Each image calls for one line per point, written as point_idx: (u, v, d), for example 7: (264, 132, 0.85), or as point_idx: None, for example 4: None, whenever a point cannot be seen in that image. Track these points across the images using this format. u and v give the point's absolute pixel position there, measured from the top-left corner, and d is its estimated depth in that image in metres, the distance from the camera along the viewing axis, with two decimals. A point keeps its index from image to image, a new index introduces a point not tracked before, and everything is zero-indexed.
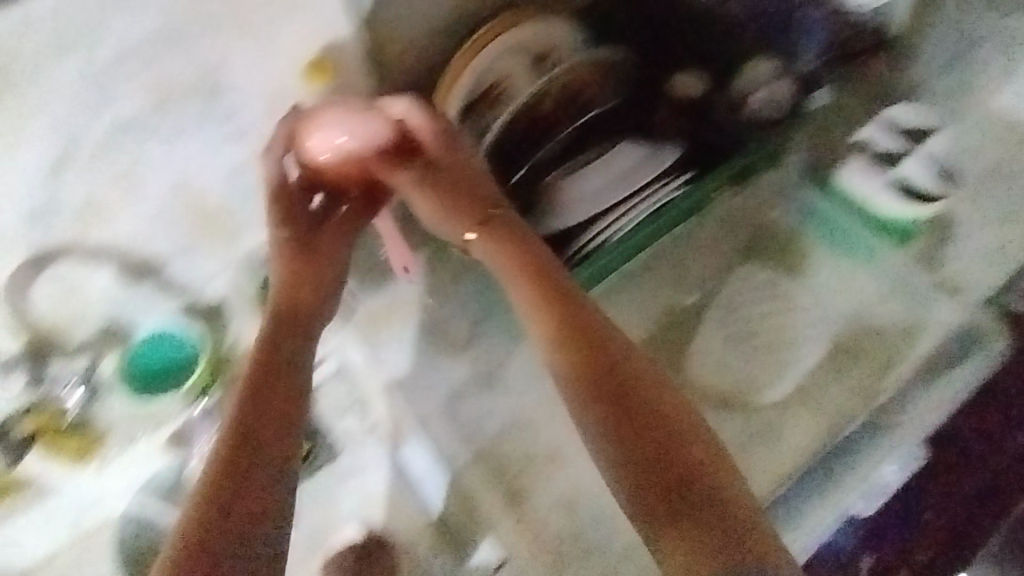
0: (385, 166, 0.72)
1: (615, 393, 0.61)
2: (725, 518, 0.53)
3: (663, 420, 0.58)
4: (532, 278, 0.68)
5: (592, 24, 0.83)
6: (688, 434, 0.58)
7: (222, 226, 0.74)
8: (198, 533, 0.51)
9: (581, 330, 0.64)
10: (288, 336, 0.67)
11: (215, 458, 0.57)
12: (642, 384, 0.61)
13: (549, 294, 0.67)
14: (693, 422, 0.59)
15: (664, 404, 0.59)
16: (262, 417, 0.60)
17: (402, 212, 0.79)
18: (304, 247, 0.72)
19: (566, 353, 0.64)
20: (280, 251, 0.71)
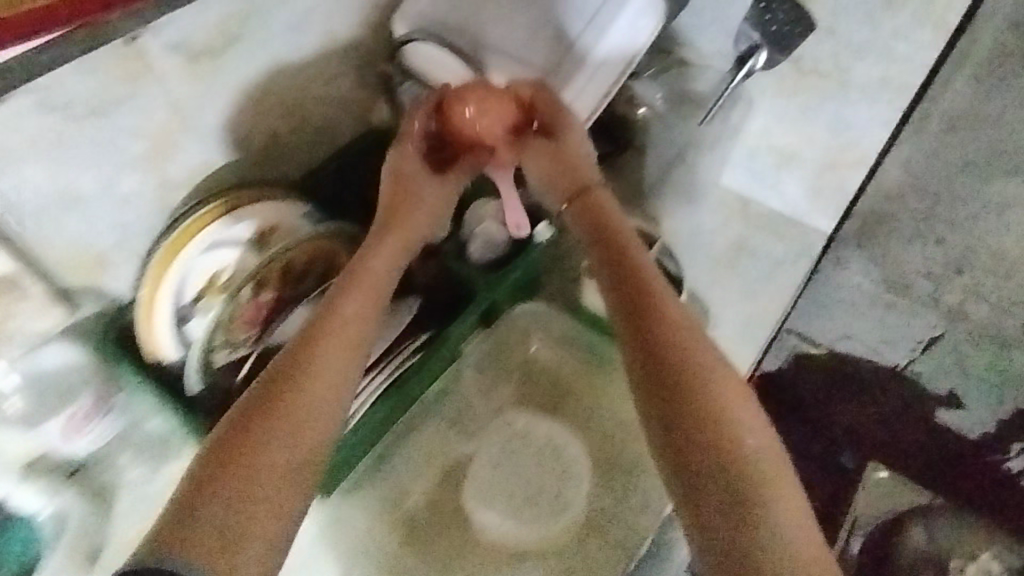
0: (511, 108, 0.80)
1: (679, 338, 0.65)
2: (729, 457, 0.59)
3: (692, 359, 0.63)
4: (604, 242, 0.74)
5: (497, 102, 0.80)
6: (709, 374, 0.63)
7: None
8: (210, 487, 0.56)
9: (644, 282, 0.69)
10: (357, 300, 0.71)
11: (230, 432, 0.60)
12: (681, 346, 0.64)
13: (621, 267, 0.71)
14: (706, 367, 0.63)
15: (697, 355, 0.64)
16: (298, 403, 0.62)
17: (389, 226, 0.78)
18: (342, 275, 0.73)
19: (654, 301, 0.67)
20: (388, 181, 0.80)
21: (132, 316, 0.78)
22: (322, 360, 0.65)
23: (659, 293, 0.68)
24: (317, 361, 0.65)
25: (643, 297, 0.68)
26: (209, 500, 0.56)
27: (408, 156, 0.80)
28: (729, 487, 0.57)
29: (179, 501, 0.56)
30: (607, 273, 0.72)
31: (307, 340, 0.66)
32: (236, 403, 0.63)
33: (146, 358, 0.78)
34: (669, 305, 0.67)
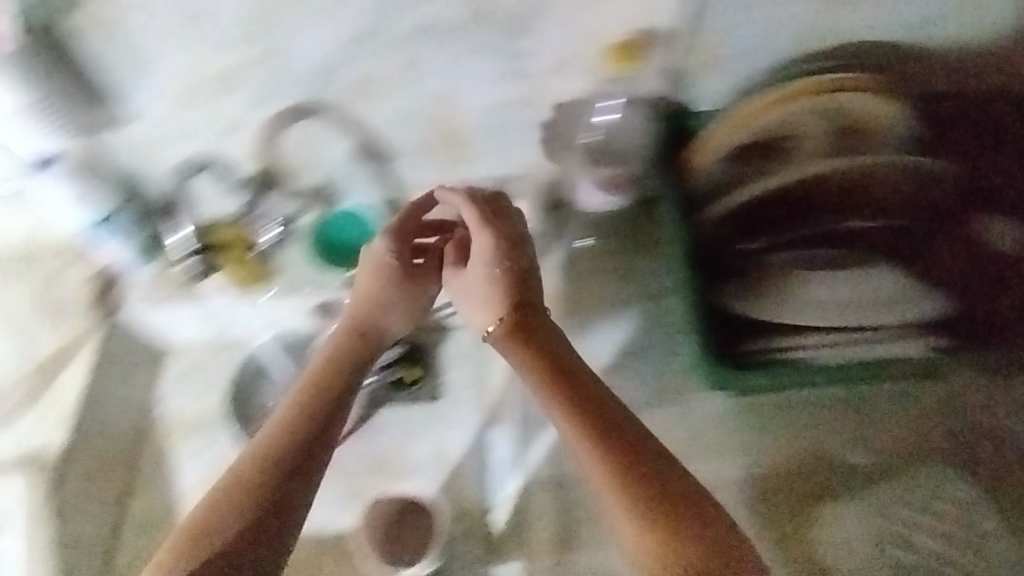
0: (481, 240, 0.68)
1: (659, 504, 0.54)
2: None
3: (669, 548, 0.53)
4: (592, 418, 0.58)
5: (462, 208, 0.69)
6: (689, 530, 0.53)
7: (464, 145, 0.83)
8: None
9: (630, 465, 0.56)
10: (350, 348, 0.68)
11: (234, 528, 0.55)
12: (667, 508, 0.54)
13: (599, 431, 0.57)
14: (692, 517, 0.54)
15: (680, 541, 0.53)
16: (285, 496, 0.57)
17: (349, 352, 0.67)
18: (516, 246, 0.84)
19: (612, 462, 0.56)
20: (370, 274, 0.72)
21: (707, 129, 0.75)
22: (321, 403, 0.63)
23: (621, 466, 0.56)
24: (308, 447, 0.60)
25: (625, 481, 0.55)
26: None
27: (382, 257, 0.71)
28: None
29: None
30: (566, 405, 0.59)
31: (361, 331, 0.69)
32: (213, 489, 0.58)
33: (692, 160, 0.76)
34: (644, 467, 0.56)
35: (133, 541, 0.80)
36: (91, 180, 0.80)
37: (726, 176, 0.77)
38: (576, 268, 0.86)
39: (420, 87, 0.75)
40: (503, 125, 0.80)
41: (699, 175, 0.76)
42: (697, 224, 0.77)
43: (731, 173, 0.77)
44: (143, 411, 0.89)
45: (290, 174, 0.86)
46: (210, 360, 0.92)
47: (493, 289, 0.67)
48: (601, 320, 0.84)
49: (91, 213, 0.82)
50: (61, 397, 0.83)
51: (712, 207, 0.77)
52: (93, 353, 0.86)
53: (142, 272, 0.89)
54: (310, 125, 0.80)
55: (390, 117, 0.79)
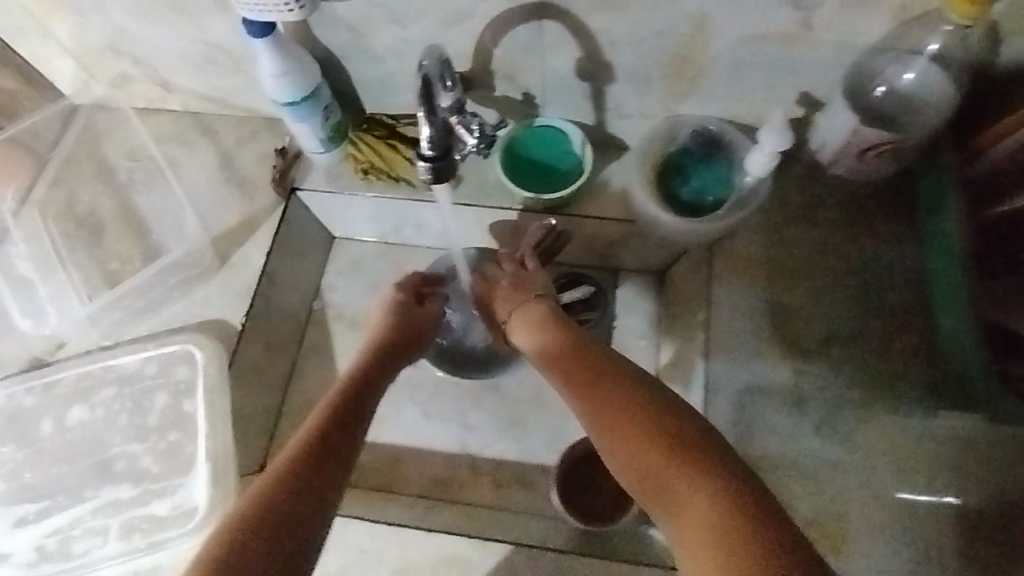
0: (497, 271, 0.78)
1: (634, 428, 0.55)
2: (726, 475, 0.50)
3: (652, 468, 0.53)
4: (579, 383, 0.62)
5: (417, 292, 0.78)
6: (660, 440, 0.54)
7: (692, 77, 0.73)
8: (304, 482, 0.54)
9: (607, 408, 0.58)
10: (377, 358, 0.71)
11: (292, 449, 0.58)
12: (641, 429, 0.55)
13: (570, 364, 0.64)
14: (657, 429, 0.54)
15: (653, 456, 0.53)
16: (344, 426, 0.61)
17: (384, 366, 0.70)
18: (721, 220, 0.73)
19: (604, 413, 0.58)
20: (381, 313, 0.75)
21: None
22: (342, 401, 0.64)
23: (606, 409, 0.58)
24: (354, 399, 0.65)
25: (613, 427, 0.57)
26: (275, 513, 0.51)
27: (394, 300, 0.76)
28: (754, 529, 0.44)
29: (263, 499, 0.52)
30: (550, 362, 0.66)
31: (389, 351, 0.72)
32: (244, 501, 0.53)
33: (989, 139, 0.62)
34: (619, 398, 0.58)
35: (292, 425, 0.85)
36: (299, 56, 0.72)
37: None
38: (782, 232, 0.76)
39: (675, 5, 0.64)
40: (751, 62, 0.69)
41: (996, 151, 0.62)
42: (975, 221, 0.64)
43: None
44: (309, 297, 0.91)
45: (494, 82, 0.79)
46: (377, 258, 0.93)
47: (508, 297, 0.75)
48: (799, 301, 0.73)
49: (293, 93, 0.74)
50: (240, 273, 0.83)
51: (1000, 205, 0.63)
52: (274, 233, 0.84)
53: (323, 158, 0.85)
54: (541, 29, 0.70)
55: (625, 36, 0.69)
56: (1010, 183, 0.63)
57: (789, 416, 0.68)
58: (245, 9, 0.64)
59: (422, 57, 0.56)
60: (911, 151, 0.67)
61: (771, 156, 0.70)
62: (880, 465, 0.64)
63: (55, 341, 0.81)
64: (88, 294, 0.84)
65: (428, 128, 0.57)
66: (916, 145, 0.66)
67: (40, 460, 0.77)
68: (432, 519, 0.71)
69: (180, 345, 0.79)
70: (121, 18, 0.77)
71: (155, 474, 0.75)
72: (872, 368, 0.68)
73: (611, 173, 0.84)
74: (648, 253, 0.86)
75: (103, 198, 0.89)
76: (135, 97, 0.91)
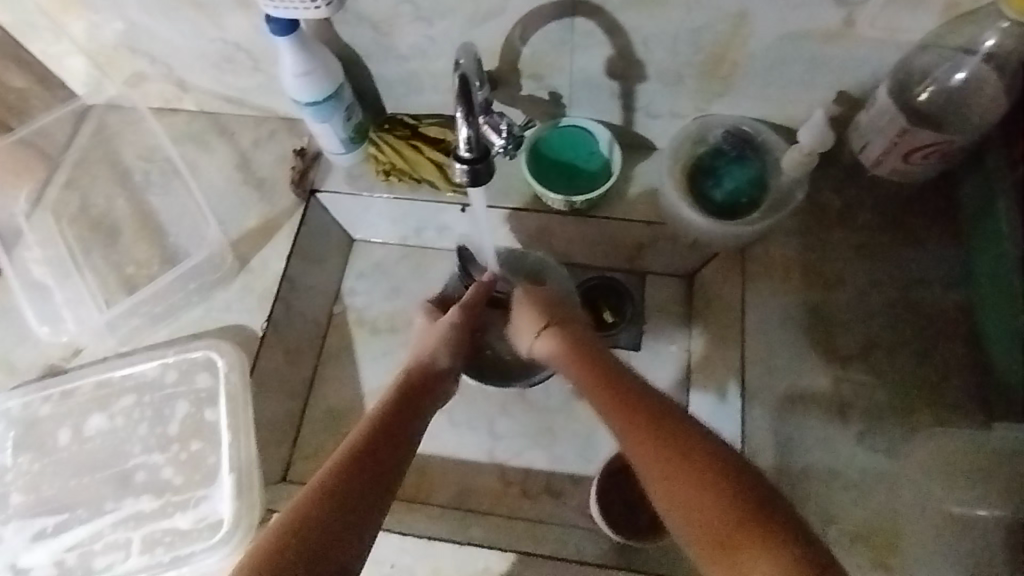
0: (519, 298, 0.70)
1: (679, 471, 0.50)
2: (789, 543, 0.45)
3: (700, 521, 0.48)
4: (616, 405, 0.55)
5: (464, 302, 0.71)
6: (711, 489, 0.48)
7: (728, 76, 0.71)
8: (339, 518, 0.50)
9: (647, 438, 0.52)
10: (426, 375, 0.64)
11: (326, 480, 0.52)
12: (690, 473, 0.49)
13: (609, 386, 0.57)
14: (709, 476, 0.49)
15: (704, 505, 0.48)
16: (386, 452, 0.55)
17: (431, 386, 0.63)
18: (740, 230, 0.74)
19: (643, 445, 0.52)
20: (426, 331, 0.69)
21: None
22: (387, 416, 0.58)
23: (643, 440, 0.52)
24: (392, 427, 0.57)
25: (665, 475, 0.50)
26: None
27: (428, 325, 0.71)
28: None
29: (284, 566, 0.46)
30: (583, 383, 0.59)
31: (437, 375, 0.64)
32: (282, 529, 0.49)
33: None
34: (662, 431, 0.52)
35: (315, 433, 0.83)
36: (322, 54, 0.70)
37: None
38: (819, 236, 0.75)
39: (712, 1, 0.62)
40: (791, 60, 0.67)
41: None
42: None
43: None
44: (329, 302, 0.89)
45: (520, 81, 0.76)
46: (398, 262, 0.91)
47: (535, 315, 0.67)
48: (839, 308, 0.72)
49: (316, 93, 0.72)
50: (259, 278, 0.81)
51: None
52: (294, 237, 0.82)
53: (344, 159, 0.83)
54: (572, 26, 0.68)
55: (658, 33, 0.67)
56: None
57: (833, 427, 0.68)
58: (269, 5, 0.62)
59: (458, 56, 0.54)
60: (958, 153, 0.66)
61: (810, 155, 0.68)
62: (928, 476, 0.65)
63: (72, 348, 0.79)
64: (106, 299, 0.82)
65: (466, 130, 0.55)
66: (965, 145, 0.64)
67: (58, 471, 0.75)
68: (465, 532, 0.71)
69: (202, 352, 0.77)
70: (138, 16, 0.75)
71: (177, 486, 0.73)
72: (916, 376, 0.68)
73: (640, 173, 0.82)
74: (677, 255, 0.85)
75: (119, 201, 0.87)
76: (150, 97, 0.89)
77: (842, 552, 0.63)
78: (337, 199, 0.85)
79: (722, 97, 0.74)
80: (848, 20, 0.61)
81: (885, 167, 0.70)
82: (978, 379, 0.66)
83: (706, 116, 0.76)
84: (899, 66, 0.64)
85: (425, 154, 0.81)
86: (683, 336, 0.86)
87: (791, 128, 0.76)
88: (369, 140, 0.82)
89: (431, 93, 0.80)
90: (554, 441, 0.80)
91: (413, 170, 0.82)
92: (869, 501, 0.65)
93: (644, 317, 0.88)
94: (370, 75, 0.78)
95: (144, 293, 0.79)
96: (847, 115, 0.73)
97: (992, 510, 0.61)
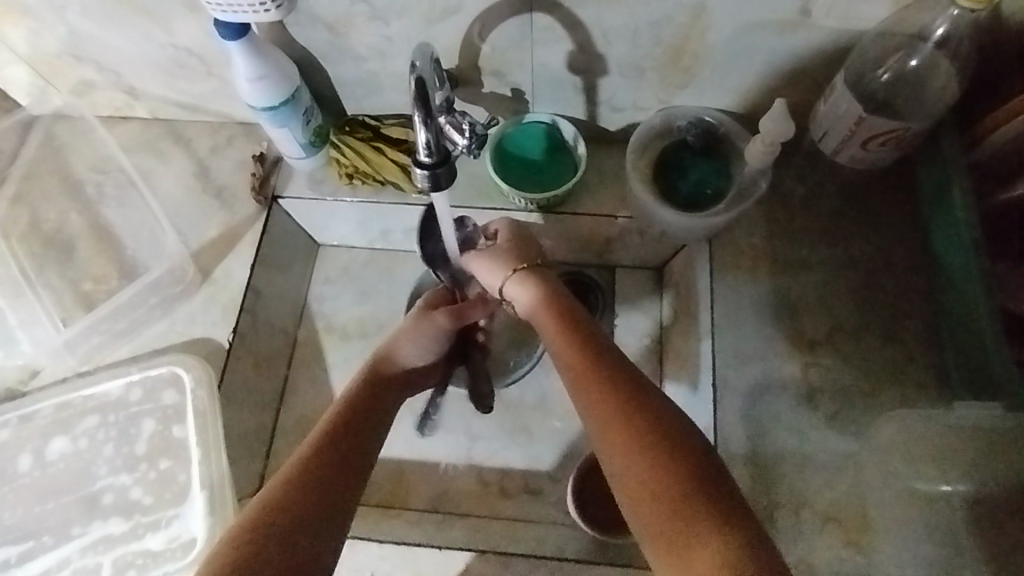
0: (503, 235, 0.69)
1: (626, 437, 0.50)
2: (731, 527, 0.44)
3: (643, 490, 0.47)
4: (575, 365, 0.56)
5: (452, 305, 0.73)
6: (657, 452, 0.48)
7: (688, 68, 0.71)
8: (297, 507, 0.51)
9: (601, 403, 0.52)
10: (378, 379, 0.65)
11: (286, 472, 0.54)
12: (638, 443, 0.49)
13: (579, 345, 0.57)
14: (665, 446, 0.48)
15: (645, 473, 0.47)
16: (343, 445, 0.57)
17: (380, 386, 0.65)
18: (707, 223, 0.74)
19: (598, 405, 0.52)
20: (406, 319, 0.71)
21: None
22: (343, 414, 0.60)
23: (598, 401, 0.53)
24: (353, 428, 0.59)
25: (614, 434, 0.50)
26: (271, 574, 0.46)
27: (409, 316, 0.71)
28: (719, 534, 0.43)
29: (252, 544, 0.47)
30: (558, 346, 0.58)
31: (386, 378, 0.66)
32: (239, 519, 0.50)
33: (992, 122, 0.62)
34: (617, 393, 0.52)
35: (287, 443, 0.82)
36: (277, 58, 0.68)
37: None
38: (783, 224, 0.76)
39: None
40: (749, 50, 0.67)
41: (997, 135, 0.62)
42: (983, 205, 0.65)
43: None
44: (297, 310, 0.87)
45: (481, 78, 0.75)
46: (366, 265, 0.90)
47: (512, 255, 0.67)
48: (803, 293, 0.73)
49: (272, 97, 0.70)
50: (223, 289, 0.79)
51: (1007, 189, 0.64)
52: (256, 245, 0.80)
53: (305, 164, 0.81)
54: (531, 22, 0.67)
55: (617, 27, 0.66)
56: (1016, 167, 0.63)
57: (803, 413, 0.69)
58: (217, 10, 0.60)
59: (414, 58, 0.53)
60: (914, 138, 0.66)
61: (771, 145, 0.68)
62: (895, 457, 0.67)
63: (28, 370, 0.77)
64: (62, 318, 0.79)
65: (426, 133, 0.54)
66: (921, 131, 0.65)
67: (22, 497, 0.73)
68: (444, 535, 0.71)
69: (166, 369, 0.75)
70: (82, 22, 0.72)
71: (147, 506, 0.72)
72: (880, 359, 0.70)
73: (605, 166, 0.82)
74: (645, 248, 0.85)
75: (71, 215, 0.84)
76: (99, 105, 0.86)
77: (813, 536, 0.65)
78: (299, 204, 0.83)
79: (682, 88, 0.74)
80: (804, 11, 0.62)
81: (845, 154, 0.71)
82: (941, 360, 0.68)
83: (670, 108, 0.76)
84: (855, 56, 0.65)
85: (388, 156, 0.79)
86: (655, 328, 0.87)
87: (754, 118, 0.77)
88: (329, 143, 0.81)
89: (392, 92, 0.78)
90: (531, 440, 0.80)
91: (377, 173, 0.80)
92: (840, 483, 0.66)
93: (615, 310, 0.88)
94: (327, 77, 0.77)
95: (104, 310, 0.77)
96: (806, 103, 0.73)
97: (953, 485, 0.65)
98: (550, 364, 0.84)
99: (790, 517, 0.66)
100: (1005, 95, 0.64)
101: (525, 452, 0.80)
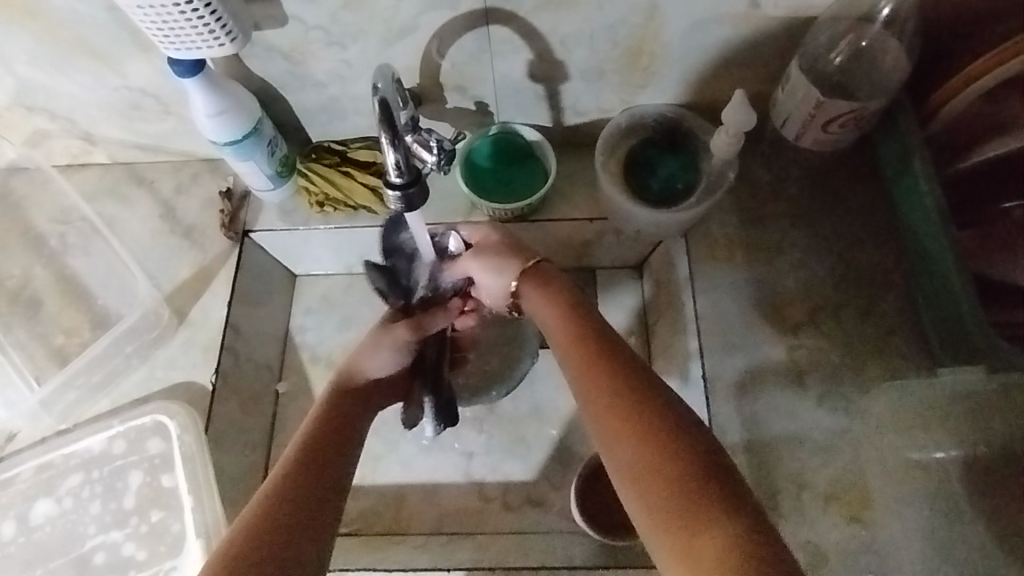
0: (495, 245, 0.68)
1: (634, 441, 0.48)
2: (745, 525, 0.43)
3: (659, 503, 0.45)
4: (575, 361, 0.56)
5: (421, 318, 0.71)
6: (655, 439, 0.48)
7: (647, 68, 0.72)
8: (278, 526, 0.50)
9: (602, 400, 0.52)
10: (357, 395, 0.65)
11: (266, 492, 0.52)
12: (653, 453, 0.47)
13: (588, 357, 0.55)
14: (675, 451, 0.47)
15: (662, 488, 0.46)
16: (320, 458, 0.56)
17: (356, 402, 0.64)
18: (680, 220, 0.75)
19: (597, 395, 0.52)
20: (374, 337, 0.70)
21: (973, 63, 0.64)
22: (321, 428, 0.59)
23: (604, 407, 0.52)
24: (326, 440, 0.58)
25: (626, 447, 0.49)
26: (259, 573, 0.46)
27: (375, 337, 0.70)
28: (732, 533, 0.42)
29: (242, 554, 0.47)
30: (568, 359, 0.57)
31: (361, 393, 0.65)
32: (230, 541, 0.48)
33: (944, 93, 0.65)
34: (629, 403, 0.51)
35: None
36: (234, 92, 0.67)
37: (987, 121, 0.68)
38: (753, 213, 0.77)
39: None
40: (704, 45, 0.69)
41: (949, 105, 0.65)
42: (944, 174, 0.69)
43: (1000, 117, 0.67)
44: (279, 344, 0.86)
45: (444, 95, 0.75)
46: (345, 292, 0.89)
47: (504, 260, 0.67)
48: (783, 278, 0.74)
49: (233, 131, 0.69)
50: (201, 329, 0.77)
51: (965, 158, 0.69)
52: (232, 282, 0.79)
53: (274, 195, 0.80)
54: (489, 35, 0.67)
55: (574, 33, 0.67)
56: (969, 138, 0.68)
57: (792, 397, 0.70)
58: (170, 48, 0.59)
59: (375, 79, 0.52)
60: (871, 118, 0.68)
61: (735, 136, 0.69)
62: (887, 429, 0.68)
63: (5, 434, 0.74)
64: (36, 376, 0.77)
65: (394, 154, 0.53)
66: (878, 110, 0.67)
67: (10, 567, 0.70)
68: (452, 556, 0.71)
69: (150, 417, 0.73)
70: (31, 72, 0.70)
71: (141, 561, 0.69)
72: (862, 336, 0.71)
73: (576, 172, 0.82)
74: (623, 248, 0.85)
75: (35, 269, 0.81)
76: (56, 154, 0.84)
77: (815, 515, 0.66)
78: (271, 237, 0.82)
79: (643, 88, 0.75)
80: (754, 2, 0.63)
81: (808, 138, 0.72)
82: (919, 332, 0.70)
83: (636, 108, 0.76)
84: (806, 41, 0.66)
85: (356, 180, 0.78)
86: (640, 328, 0.87)
87: (716, 110, 0.78)
88: (296, 174, 0.80)
89: (355, 116, 0.78)
90: (528, 452, 0.80)
91: (347, 198, 0.79)
92: (836, 461, 0.67)
93: (600, 312, 0.88)
94: (288, 105, 0.76)
95: (78, 363, 0.74)
96: (764, 92, 0.75)
97: (948, 451, 0.67)
98: (540, 374, 0.83)
99: (792, 501, 0.66)
100: (951, 69, 0.67)
101: (521, 465, 0.79)
